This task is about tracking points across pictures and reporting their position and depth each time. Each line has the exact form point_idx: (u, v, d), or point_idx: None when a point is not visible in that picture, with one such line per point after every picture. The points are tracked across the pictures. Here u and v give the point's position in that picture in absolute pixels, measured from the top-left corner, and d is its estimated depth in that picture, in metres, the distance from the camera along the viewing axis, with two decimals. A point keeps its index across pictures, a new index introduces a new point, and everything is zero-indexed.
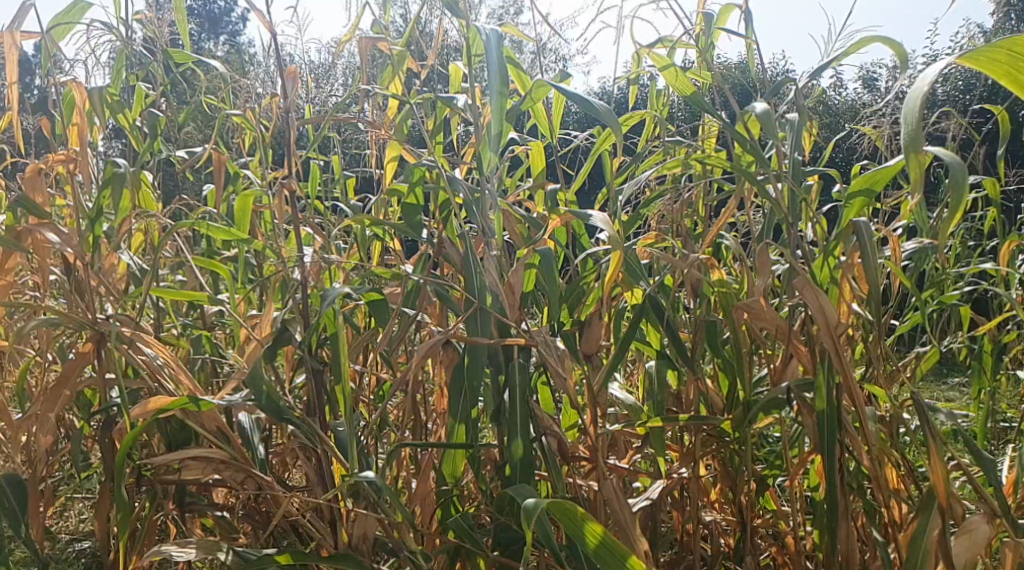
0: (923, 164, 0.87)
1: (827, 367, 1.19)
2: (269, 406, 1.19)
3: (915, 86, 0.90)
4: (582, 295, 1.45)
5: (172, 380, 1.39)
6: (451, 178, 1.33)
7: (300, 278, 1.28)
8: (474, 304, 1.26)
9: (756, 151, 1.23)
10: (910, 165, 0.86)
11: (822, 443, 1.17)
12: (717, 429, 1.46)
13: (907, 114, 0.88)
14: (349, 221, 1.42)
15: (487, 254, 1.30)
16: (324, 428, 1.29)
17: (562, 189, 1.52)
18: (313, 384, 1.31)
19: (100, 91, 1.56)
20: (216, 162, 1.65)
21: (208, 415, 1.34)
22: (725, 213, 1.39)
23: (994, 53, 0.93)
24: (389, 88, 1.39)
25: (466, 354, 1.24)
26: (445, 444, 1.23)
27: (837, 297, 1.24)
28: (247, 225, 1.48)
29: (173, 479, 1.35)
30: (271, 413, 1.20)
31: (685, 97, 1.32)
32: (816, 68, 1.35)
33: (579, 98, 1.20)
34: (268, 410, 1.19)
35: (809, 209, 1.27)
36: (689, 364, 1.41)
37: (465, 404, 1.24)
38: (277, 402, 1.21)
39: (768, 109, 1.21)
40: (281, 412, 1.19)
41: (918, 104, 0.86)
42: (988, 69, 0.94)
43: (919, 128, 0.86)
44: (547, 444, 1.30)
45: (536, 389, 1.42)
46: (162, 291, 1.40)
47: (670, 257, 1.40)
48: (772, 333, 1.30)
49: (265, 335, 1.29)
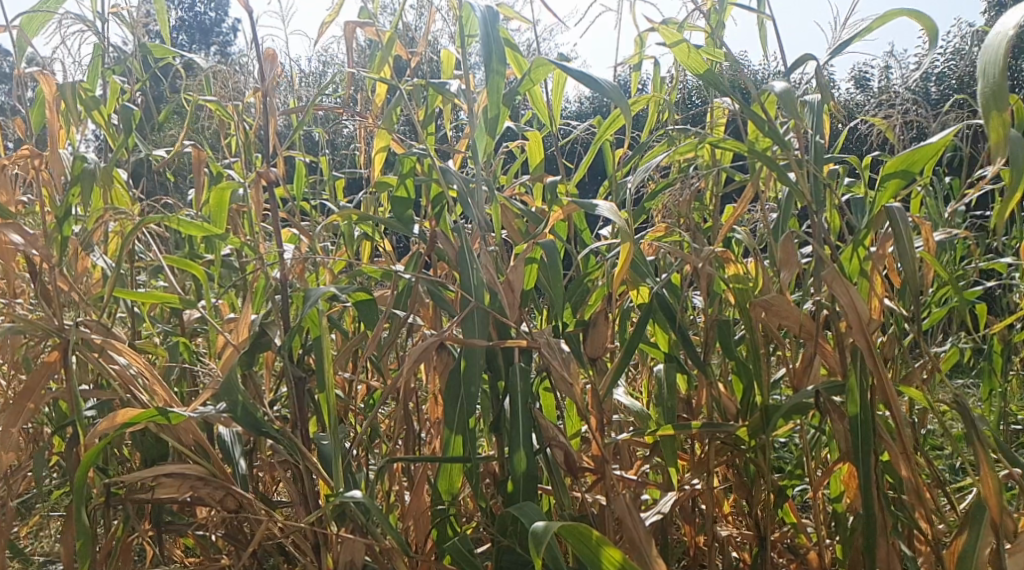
0: (1004, 120, 0.82)
1: (859, 368, 1.09)
2: (246, 418, 1.08)
3: (996, 28, 0.82)
4: (585, 294, 1.35)
5: (146, 391, 1.29)
6: (445, 169, 1.25)
7: (281, 278, 1.17)
8: (470, 303, 1.15)
9: (776, 134, 1.12)
10: (990, 126, 0.81)
11: (856, 450, 1.07)
12: (732, 437, 1.36)
13: (985, 68, 0.81)
14: (335, 217, 1.32)
15: (484, 249, 1.19)
16: (309, 440, 1.19)
17: (562, 182, 1.41)
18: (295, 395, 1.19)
19: (71, 86, 1.48)
20: (194, 156, 1.55)
21: (185, 428, 1.24)
22: (739, 205, 1.27)
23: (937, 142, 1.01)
24: (375, 72, 1.29)
25: (463, 358, 1.13)
26: (442, 457, 1.13)
27: (867, 291, 1.13)
28: (223, 218, 1.30)
29: (147, 498, 1.24)
30: (248, 424, 1.09)
31: (698, 76, 1.20)
32: (838, 44, 1.25)
33: (584, 76, 1.10)
34: (244, 422, 1.08)
35: (834, 196, 1.17)
36: (701, 368, 1.31)
37: (463, 413, 1.13)
38: (255, 413, 1.10)
39: (789, 88, 1.11)
40: (259, 426, 1.09)
41: (1002, 61, 0.79)
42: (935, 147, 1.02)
43: (1002, 86, 0.80)
44: (553, 456, 1.20)
45: (539, 394, 1.32)
46: (121, 293, 1.29)
47: (680, 252, 1.30)
48: (793, 330, 1.20)
49: (242, 340, 1.16)
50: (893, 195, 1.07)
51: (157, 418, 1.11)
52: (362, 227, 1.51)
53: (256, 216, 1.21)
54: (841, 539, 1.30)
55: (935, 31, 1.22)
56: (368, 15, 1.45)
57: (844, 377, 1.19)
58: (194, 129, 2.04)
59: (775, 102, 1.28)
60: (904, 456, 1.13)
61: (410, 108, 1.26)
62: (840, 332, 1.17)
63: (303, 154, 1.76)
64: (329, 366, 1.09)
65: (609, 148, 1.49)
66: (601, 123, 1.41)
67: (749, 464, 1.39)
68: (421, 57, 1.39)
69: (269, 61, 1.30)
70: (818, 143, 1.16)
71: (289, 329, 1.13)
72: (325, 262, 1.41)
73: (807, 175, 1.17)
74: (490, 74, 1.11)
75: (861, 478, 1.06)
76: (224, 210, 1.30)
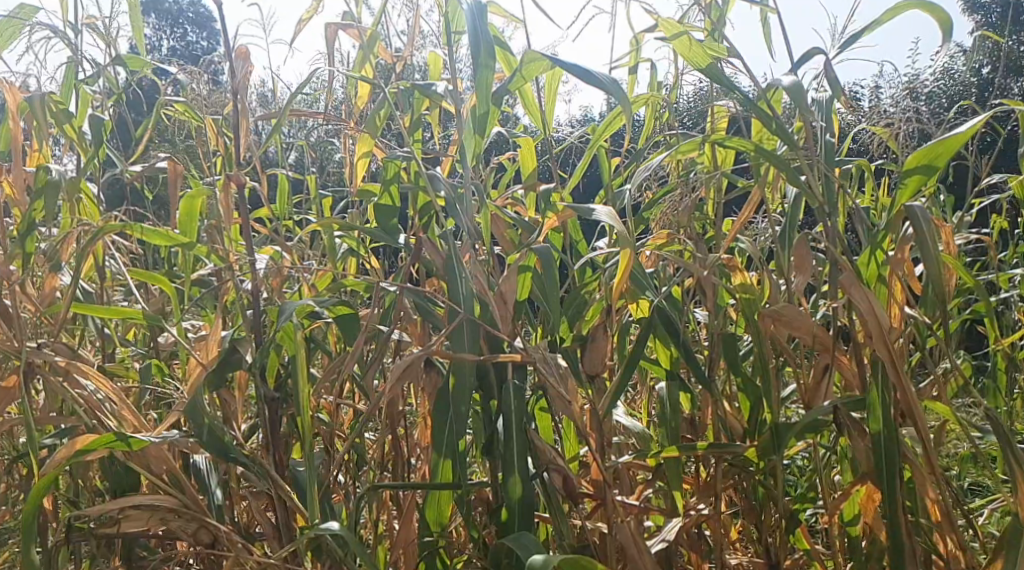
0: None
1: (880, 382, 1.01)
2: (214, 442, 0.99)
3: None
4: (582, 306, 1.27)
5: (114, 417, 1.20)
6: (432, 176, 1.17)
7: (253, 292, 1.09)
8: (459, 315, 1.07)
9: (784, 131, 1.04)
10: None
11: (880, 471, 0.99)
12: (739, 458, 1.28)
13: None
14: (315, 228, 1.24)
15: (473, 258, 1.11)
16: (284, 467, 1.10)
17: (556, 190, 1.34)
18: (270, 419, 1.11)
19: (41, 97, 1.40)
20: (169, 170, 1.46)
21: (155, 455, 1.16)
22: (743, 210, 1.19)
23: (942, 142, 0.93)
24: (356, 73, 1.21)
25: (450, 374, 1.05)
26: (428, 484, 1.04)
27: (887, 298, 1.05)
28: (193, 228, 1.17)
29: (113, 532, 1.16)
30: (216, 449, 1.00)
31: (702, 72, 1.08)
32: (849, 37, 1.17)
33: (580, 69, 1.02)
34: (211, 448, 0.99)
35: (849, 198, 1.08)
36: (706, 385, 1.23)
37: (452, 435, 1.05)
38: (224, 437, 1.02)
39: (799, 82, 1.03)
40: (228, 452, 1.00)
41: None
42: (943, 147, 0.94)
43: None
44: (550, 481, 1.11)
45: (534, 415, 1.23)
46: (83, 309, 1.20)
47: (681, 262, 1.23)
48: (806, 342, 1.12)
49: (210, 359, 1.06)
50: (914, 192, 0.98)
51: (118, 444, 1.03)
52: (345, 241, 1.43)
53: (229, 226, 1.13)
54: (859, 567, 1.21)
55: (949, 25, 1.15)
56: (350, 18, 1.38)
57: (861, 392, 1.11)
58: (173, 145, 1.97)
59: (782, 100, 1.20)
60: (930, 477, 1.04)
61: (393, 111, 1.19)
62: (857, 343, 1.10)
63: (285, 168, 1.68)
64: (305, 385, 1.00)
65: (604, 156, 1.40)
66: (596, 127, 1.33)
67: (758, 486, 1.31)
68: (407, 59, 1.31)
69: (243, 63, 1.23)
70: (830, 142, 1.08)
71: (263, 345, 1.04)
72: (305, 278, 1.33)
73: (817, 175, 1.10)
74: (478, 69, 1.04)
75: (886, 501, 0.98)
76: (194, 219, 1.18)
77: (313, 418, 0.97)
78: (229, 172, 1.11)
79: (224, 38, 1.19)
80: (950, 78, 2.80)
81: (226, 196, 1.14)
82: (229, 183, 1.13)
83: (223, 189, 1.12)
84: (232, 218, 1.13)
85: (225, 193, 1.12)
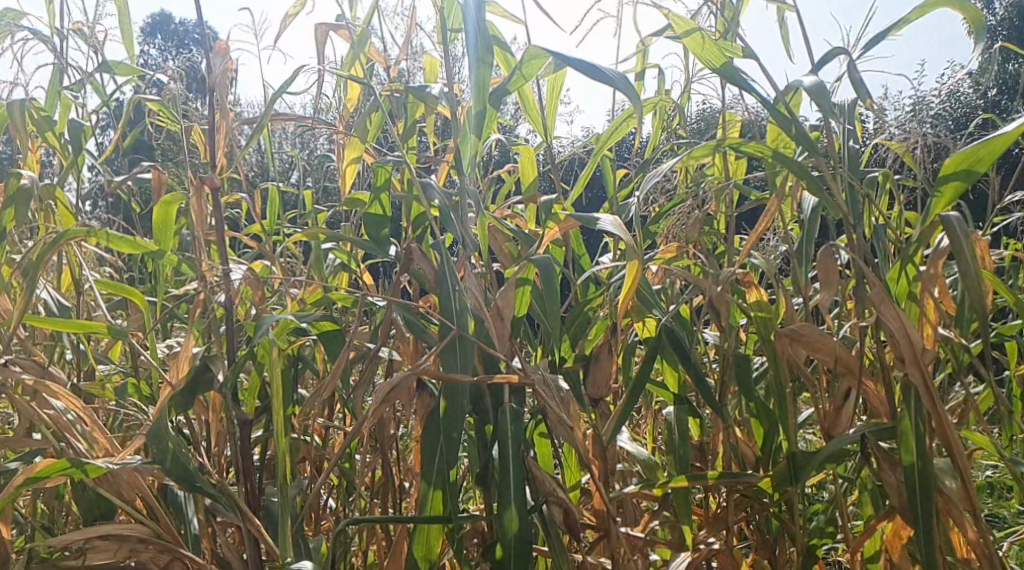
0: None
1: (911, 408, 0.93)
2: (177, 470, 0.90)
3: None
4: (585, 324, 1.19)
5: (85, 440, 1.12)
6: (425, 184, 1.09)
7: (227, 305, 1.00)
8: (451, 331, 0.99)
9: (807, 135, 0.96)
10: None
11: (913, 509, 0.90)
12: (752, 489, 1.21)
13: None
14: (303, 237, 1.17)
15: (469, 270, 1.03)
16: (257, 496, 1.01)
17: (559, 200, 1.26)
18: (242, 445, 1.02)
19: (19, 99, 1.31)
20: (154, 178, 1.28)
21: (128, 481, 1.08)
22: (758, 226, 1.10)
23: (993, 143, 0.85)
24: (345, 72, 1.13)
25: (442, 397, 0.97)
26: (416, 518, 0.95)
27: (917, 317, 0.97)
28: (168, 237, 1.09)
29: (80, 564, 1.08)
30: (179, 477, 0.91)
31: (715, 71, 1.00)
32: (872, 38, 1.09)
33: (587, 65, 0.95)
34: (174, 475, 0.90)
35: (876, 209, 1.00)
36: (717, 411, 1.15)
37: (443, 464, 0.96)
38: (190, 465, 0.93)
39: (822, 82, 0.95)
40: (192, 481, 0.91)
41: None
42: (992, 148, 0.86)
43: None
44: (550, 514, 1.02)
45: (533, 440, 1.14)
46: (35, 321, 1.08)
47: (690, 278, 1.15)
48: (827, 365, 1.04)
49: (178, 379, 0.97)
50: (952, 200, 0.90)
51: (72, 471, 0.94)
52: (335, 254, 1.35)
53: (200, 233, 1.04)
54: None
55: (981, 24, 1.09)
56: (344, 19, 1.30)
57: (888, 419, 1.02)
58: (164, 155, 1.89)
59: (801, 104, 1.12)
60: (963, 514, 0.96)
61: (386, 114, 1.11)
62: (883, 366, 1.01)
63: (276, 179, 1.61)
64: (279, 403, 0.89)
65: (609, 165, 1.33)
66: (601, 134, 1.26)
67: (772, 519, 1.24)
68: (402, 60, 1.24)
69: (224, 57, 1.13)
70: (854, 149, 1.00)
71: (236, 363, 0.96)
72: (291, 293, 1.25)
73: (840, 185, 1.02)
74: (476, 64, 0.97)
75: (919, 541, 0.90)
76: (170, 228, 1.09)
77: (286, 443, 0.88)
78: (203, 174, 1.02)
79: (205, 35, 1.11)
80: (959, 100, 2.74)
81: (200, 201, 1.05)
82: (202, 185, 1.04)
83: (194, 192, 1.04)
84: (204, 225, 1.05)
85: (196, 197, 1.04)
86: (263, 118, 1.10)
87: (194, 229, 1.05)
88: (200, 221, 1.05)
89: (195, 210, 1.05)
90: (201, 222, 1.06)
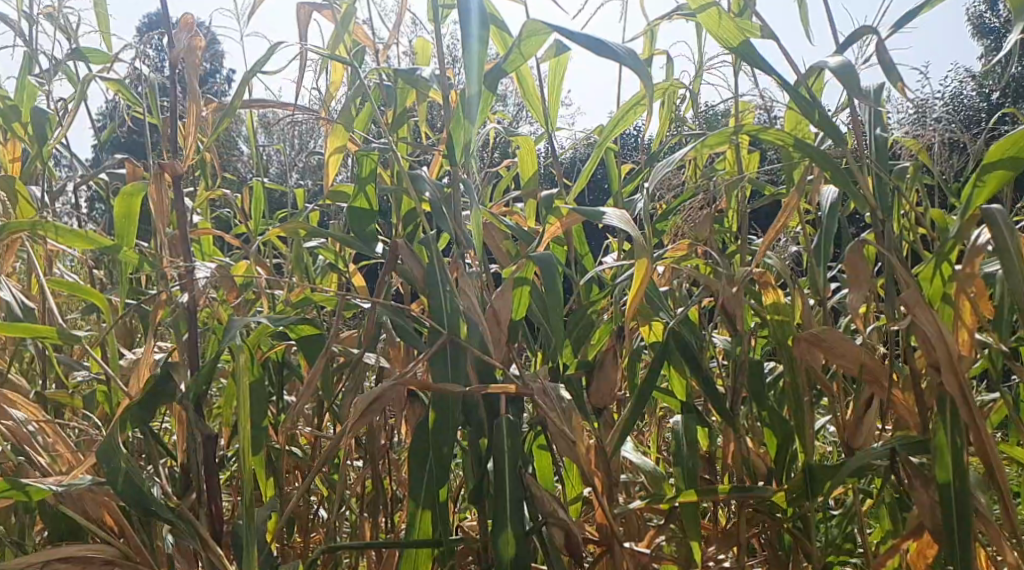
0: None
1: (946, 422, 0.85)
2: (129, 491, 0.82)
3: None
4: (588, 328, 1.11)
5: (45, 453, 1.04)
6: (414, 175, 1.01)
7: (191, 307, 0.92)
8: (442, 336, 0.91)
9: (830, 120, 0.88)
10: None
11: (950, 534, 0.82)
12: (765, 503, 1.11)
13: None
14: (281, 232, 1.09)
15: (461, 269, 0.94)
16: (223, 517, 0.94)
17: (561, 195, 1.18)
18: (209, 460, 0.94)
19: None
20: (125, 171, 1.20)
21: (91, 497, 1.00)
22: (776, 222, 0.99)
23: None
24: (329, 54, 1.05)
25: (431, 408, 0.89)
26: (401, 541, 0.87)
27: (952, 320, 0.89)
28: (128, 234, 1.01)
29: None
30: (132, 499, 0.84)
31: (730, 50, 0.92)
32: (900, 18, 1.01)
33: (594, 41, 0.87)
34: (126, 497, 0.82)
35: (906, 203, 0.92)
36: (729, 421, 1.07)
37: (432, 483, 0.88)
38: (146, 485, 0.85)
39: (848, 63, 0.87)
40: (147, 504, 0.83)
41: None
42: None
43: None
44: (551, 536, 0.94)
45: (532, 453, 1.05)
46: None
47: (701, 279, 1.06)
48: (851, 372, 0.96)
49: (138, 389, 0.93)
50: (994, 194, 0.85)
51: (12, 491, 0.89)
52: (321, 253, 1.27)
53: (161, 227, 0.96)
54: None
55: None
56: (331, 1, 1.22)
57: (917, 431, 0.94)
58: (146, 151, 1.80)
59: (823, 89, 1.04)
60: (1001, 537, 0.87)
61: (373, 100, 1.03)
62: (913, 374, 0.93)
63: (262, 175, 1.53)
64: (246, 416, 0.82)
65: (613, 158, 1.25)
66: (605, 123, 1.17)
67: (786, 534, 1.16)
68: (392, 44, 1.16)
69: (190, 34, 1.03)
70: (882, 137, 0.92)
71: (199, 372, 0.88)
72: (274, 294, 1.16)
73: (865, 176, 0.94)
74: (471, 43, 0.89)
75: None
76: (131, 222, 1.01)
77: (252, 466, 0.80)
78: (164, 163, 0.94)
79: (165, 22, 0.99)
80: (978, 98, 2.64)
81: (162, 192, 0.97)
82: (162, 174, 0.96)
83: (153, 181, 0.96)
84: (166, 218, 0.96)
85: (155, 186, 0.96)
86: (235, 101, 1.01)
87: (156, 221, 0.97)
88: (160, 213, 0.97)
89: (153, 200, 0.97)
90: (162, 214, 0.98)
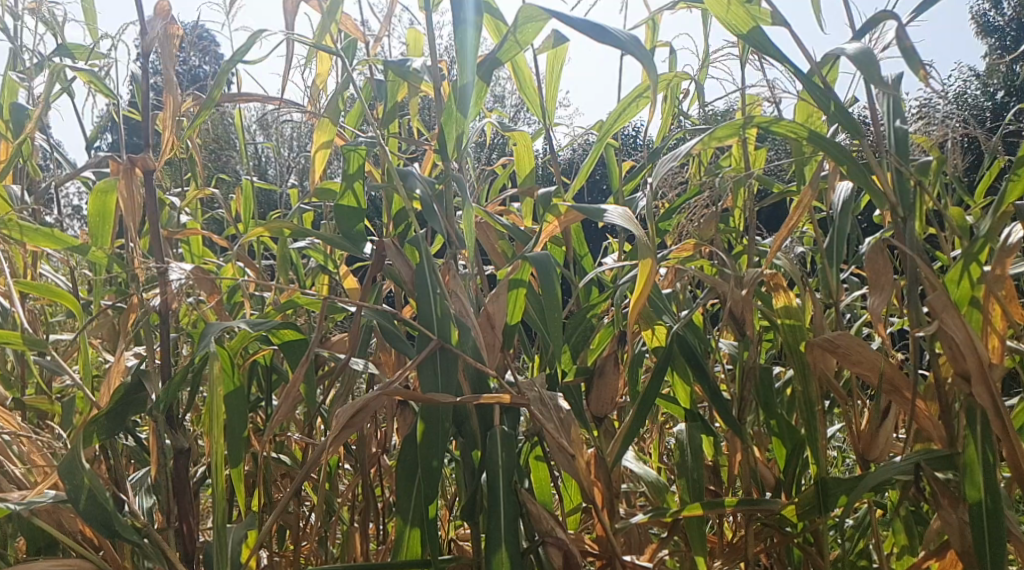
0: None
1: (972, 434, 0.80)
2: (92, 511, 0.78)
3: None
4: (588, 332, 1.05)
5: (16, 465, 0.99)
6: (404, 172, 0.96)
7: (163, 311, 0.87)
8: (431, 342, 0.86)
9: (843, 110, 0.83)
10: None
11: (979, 556, 0.77)
12: (774, 516, 1.05)
13: None
14: (265, 231, 1.04)
15: (452, 270, 0.89)
16: (195, 535, 0.90)
17: (559, 192, 1.13)
18: (184, 474, 0.89)
19: None
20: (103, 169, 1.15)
21: (63, 512, 0.95)
22: (787, 221, 0.94)
23: None
24: (313, 44, 1.00)
25: (420, 419, 0.83)
26: (387, 561, 0.82)
27: (979, 325, 0.83)
28: (102, 234, 0.96)
29: None
30: (98, 519, 0.79)
31: (738, 36, 0.86)
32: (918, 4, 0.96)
33: (594, 25, 0.81)
34: (89, 517, 0.78)
35: (927, 200, 0.87)
36: (736, 430, 1.01)
37: (421, 500, 0.82)
38: (113, 503, 0.80)
39: (865, 50, 0.82)
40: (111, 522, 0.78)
41: None
42: None
43: None
44: (548, 555, 0.88)
45: (528, 465, 0.98)
46: None
47: (706, 281, 1.01)
48: (865, 380, 0.91)
49: (108, 397, 0.89)
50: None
51: None
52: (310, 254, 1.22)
53: (132, 225, 0.91)
54: None
55: None
56: None
57: (937, 443, 0.89)
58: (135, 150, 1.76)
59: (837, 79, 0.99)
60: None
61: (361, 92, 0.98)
62: (933, 382, 0.88)
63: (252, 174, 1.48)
64: (217, 428, 0.77)
65: (614, 155, 1.19)
66: (605, 118, 1.12)
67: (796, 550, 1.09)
68: (382, 35, 1.10)
69: (167, 24, 0.98)
70: (902, 129, 0.86)
71: (170, 382, 0.83)
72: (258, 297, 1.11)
73: (882, 172, 0.88)
74: (464, 28, 0.83)
75: None
76: (104, 222, 0.96)
77: (224, 480, 0.77)
78: (134, 159, 0.89)
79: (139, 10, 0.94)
80: (988, 98, 2.58)
81: (133, 189, 0.91)
82: (132, 169, 0.91)
83: (123, 177, 0.91)
84: (136, 215, 0.91)
85: (125, 182, 0.91)
86: (213, 93, 0.96)
87: (127, 219, 0.92)
88: (130, 209, 0.91)
89: (123, 196, 0.91)
90: (134, 212, 0.92)
